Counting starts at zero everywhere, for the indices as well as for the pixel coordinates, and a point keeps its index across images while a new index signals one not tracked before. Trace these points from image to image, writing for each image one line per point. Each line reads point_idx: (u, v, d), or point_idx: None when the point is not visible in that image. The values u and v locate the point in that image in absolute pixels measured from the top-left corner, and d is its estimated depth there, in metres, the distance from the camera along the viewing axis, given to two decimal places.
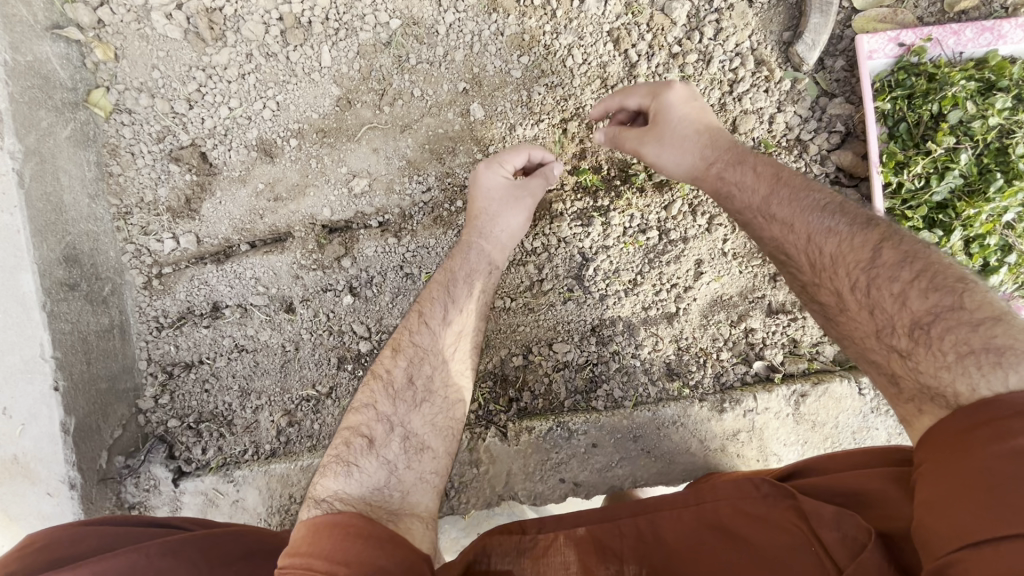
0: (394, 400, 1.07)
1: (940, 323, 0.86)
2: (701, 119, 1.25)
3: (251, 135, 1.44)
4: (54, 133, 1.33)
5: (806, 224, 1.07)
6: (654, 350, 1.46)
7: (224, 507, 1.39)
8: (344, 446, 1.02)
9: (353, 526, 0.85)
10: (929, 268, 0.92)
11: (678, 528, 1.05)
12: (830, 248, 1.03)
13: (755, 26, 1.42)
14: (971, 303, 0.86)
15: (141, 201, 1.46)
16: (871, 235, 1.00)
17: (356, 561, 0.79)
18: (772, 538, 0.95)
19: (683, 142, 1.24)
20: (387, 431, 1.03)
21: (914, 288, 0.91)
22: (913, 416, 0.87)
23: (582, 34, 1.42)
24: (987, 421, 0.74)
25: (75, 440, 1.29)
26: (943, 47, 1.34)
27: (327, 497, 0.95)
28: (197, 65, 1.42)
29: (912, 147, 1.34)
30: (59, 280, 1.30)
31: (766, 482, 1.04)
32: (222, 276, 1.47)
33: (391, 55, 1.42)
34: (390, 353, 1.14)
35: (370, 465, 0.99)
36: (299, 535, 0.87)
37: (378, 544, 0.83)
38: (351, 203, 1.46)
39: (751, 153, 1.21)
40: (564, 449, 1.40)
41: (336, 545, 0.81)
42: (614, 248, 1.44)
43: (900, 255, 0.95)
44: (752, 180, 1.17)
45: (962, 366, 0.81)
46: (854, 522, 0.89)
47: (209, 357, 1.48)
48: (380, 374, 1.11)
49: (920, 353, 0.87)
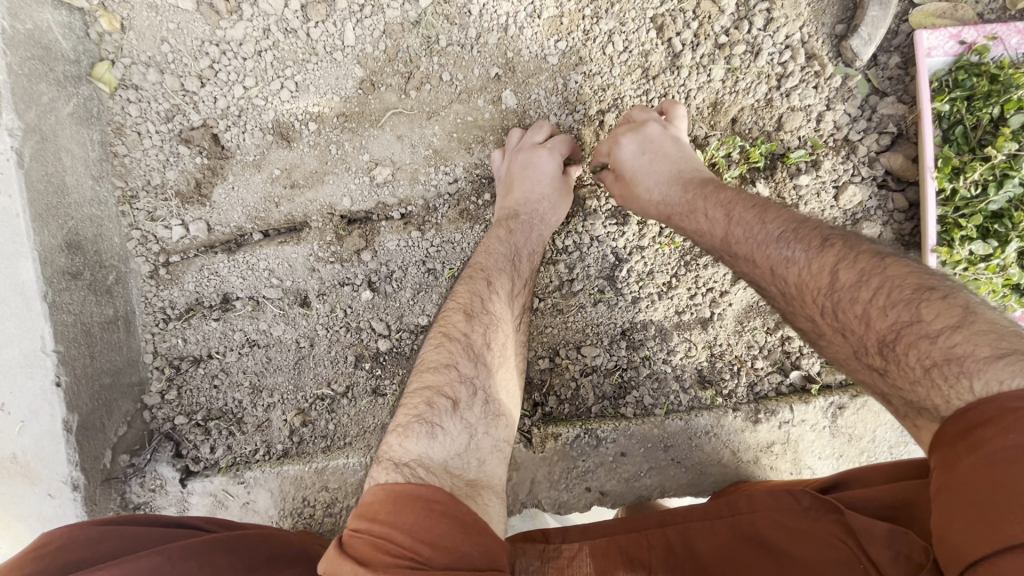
0: (475, 364, 1.04)
1: (903, 341, 0.81)
2: (656, 162, 1.22)
3: (267, 117, 1.35)
4: (56, 109, 1.24)
5: (765, 258, 1.03)
6: (686, 356, 1.40)
7: (235, 509, 1.33)
8: (426, 406, 0.95)
9: (438, 502, 0.78)
10: (887, 281, 0.86)
11: (711, 538, 0.96)
12: (792, 279, 0.98)
13: (807, 17, 1.34)
14: (928, 313, 0.80)
15: (148, 184, 1.37)
16: (829, 255, 0.94)
17: (440, 544, 0.73)
18: (817, 551, 0.86)
19: (645, 192, 1.24)
20: (470, 394, 1.00)
21: (875, 305, 0.85)
22: (914, 434, 0.80)
23: (624, 19, 1.33)
24: (967, 429, 0.69)
25: (79, 440, 1.22)
26: (1007, 47, 1.26)
27: (408, 461, 0.87)
28: (210, 40, 1.32)
29: (968, 151, 1.28)
30: (61, 269, 1.22)
31: (807, 494, 0.96)
32: (234, 267, 1.39)
33: (420, 35, 1.33)
34: (464, 317, 1.10)
35: (454, 428, 0.94)
36: (375, 499, 0.80)
37: (462, 528, 0.76)
38: (373, 193, 1.38)
39: (705, 188, 1.18)
40: (591, 458, 1.34)
41: (420, 521, 0.75)
42: (649, 249, 1.38)
43: (856, 274, 0.90)
44: (708, 224, 1.14)
45: (931, 378, 0.76)
46: (908, 540, 0.81)
47: (219, 351, 1.40)
48: (457, 336, 1.07)
49: (894, 371, 0.82)
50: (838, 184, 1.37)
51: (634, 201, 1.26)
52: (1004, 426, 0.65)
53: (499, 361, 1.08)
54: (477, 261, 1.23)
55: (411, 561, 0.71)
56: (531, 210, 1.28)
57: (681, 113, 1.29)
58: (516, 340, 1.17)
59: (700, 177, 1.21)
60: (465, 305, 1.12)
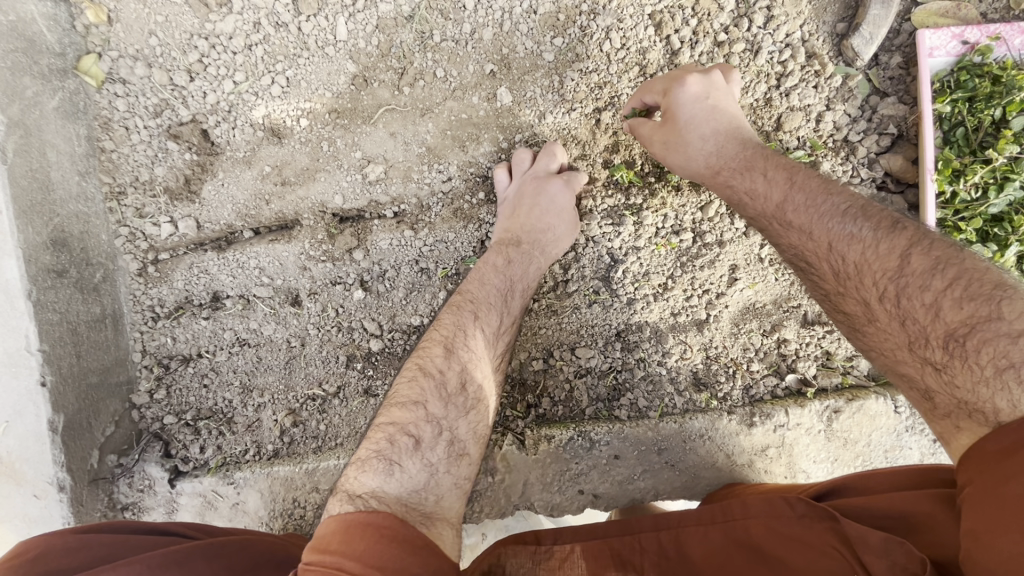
0: (445, 404, 1.01)
1: (976, 335, 0.79)
2: (715, 116, 1.19)
3: (258, 113, 1.33)
4: (41, 103, 1.21)
5: (826, 229, 1.01)
6: (681, 358, 1.39)
7: (224, 510, 1.31)
8: (387, 443, 0.94)
9: (388, 528, 0.78)
10: (965, 274, 0.85)
11: (705, 544, 0.94)
12: (853, 255, 0.97)
13: (808, 15, 1.32)
14: (1009, 311, 0.78)
15: (136, 180, 1.34)
16: (899, 237, 0.93)
17: (393, 568, 0.72)
18: (810, 559, 0.84)
19: (697, 144, 1.20)
20: (435, 434, 0.97)
21: (948, 297, 0.84)
22: (951, 434, 0.80)
23: (622, 16, 1.31)
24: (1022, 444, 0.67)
25: (65, 440, 1.20)
26: (1009, 47, 1.24)
27: (362, 494, 0.86)
28: (199, 33, 1.30)
29: (968, 153, 1.26)
30: (46, 267, 1.20)
31: (800, 501, 0.94)
32: (224, 265, 1.37)
33: (414, 30, 1.30)
34: (442, 353, 1.08)
35: (413, 467, 0.92)
36: (326, 530, 0.79)
37: (413, 553, 0.76)
38: (365, 191, 1.35)
39: (763, 155, 1.16)
40: (584, 460, 1.33)
41: (370, 548, 0.74)
42: (645, 250, 1.36)
43: (931, 262, 0.88)
44: (765, 187, 1.12)
45: (1001, 381, 0.75)
46: (905, 551, 0.80)
47: (209, 350, 1.39)
48: (430, 372, 1.04)
49: (956, 367, 0.81)
50: None
51: (679, 151, 1.22)
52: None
53: (471, 403, 1.04)
54: (465, 288, 1.22)
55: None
56: (533, 239, 1.28)
57: (738, 78, 1.27)
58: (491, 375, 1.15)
59: (757, 142, 1.19)
60: (445, 339, 1.10)
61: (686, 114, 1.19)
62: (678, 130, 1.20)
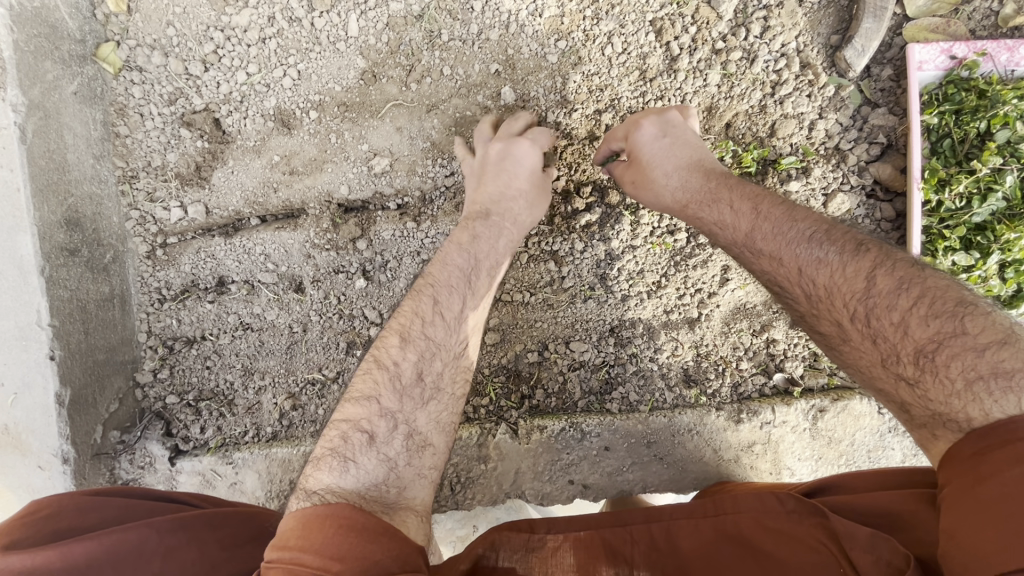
0: (400, 397, 1.01)
1: (944, 351, 0.83)
2: (676, 152, 1.24)
3: (269, 104, 1.37)
4: (60, 87, 1.26)
5: (794, 257, 1.04)
6: (673, 355, 1.43)
7: (222, 488, 1.35)
8: (340, 440, 0.95)
9: (345, 517, 0.80)
10: (928, 292, 0.88)
11: (696, 537, 0.97)
12: (822, 281, 0.99)
13: (804, 26, 1.36)
14: (972, 328, 0.83)
15: (148, 165, 1.38)
16: (864, 259, 0.97)
17: (350, 556, 0.74)
18: (800, 554, 0.87)
19: (665, 182, 1.24)
20: (389, 428, 0.97)
21: (914, 315, 0.88)
22: (928, 442, 0.83)
23: (624, 22, 1.35)
24: (1000, 443, 0.72)
25: (70, 414, 1.23)
26: (996, 63, 1.29)
27: (317, 490, 0.89)
28: (215, 26, 1.34)
29: (954, 164, 1.31)
30: (59, 245, 1.24)
31: (791, 496, 0.96)
32: (230, 250, 1.40)
33: (423, 29, 1.35)
34: (397, 342, 1.07)
35: (368, 463, 0.93)
36: (288, 526, 0.81)
37: (373, 538, 0.77)
38: (370, 182, 1.39)
39: (728, 185, 1.18)
40: (575, 451, 1.37)
41: (329, 539, 0.76)
42: (641, 249, 1.40)
43: (895, 282, 0.92)
44: (732, 217, 1.15)
45: (973, 392, 0.78)
46: (889, 546, 0.83)
47: (212, 334, 1.42)
48: (386, 364, 1.04)
49: (927, 381, 0.84)
50: (827, 192, 1.39)
51: (646, 188, 1.26)
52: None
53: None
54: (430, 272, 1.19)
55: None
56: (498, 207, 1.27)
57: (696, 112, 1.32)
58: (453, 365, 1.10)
59: (721, 172, 1.22)
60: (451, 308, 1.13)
61: (649, 153, 1.24)
62: (644, 168, 1.25)
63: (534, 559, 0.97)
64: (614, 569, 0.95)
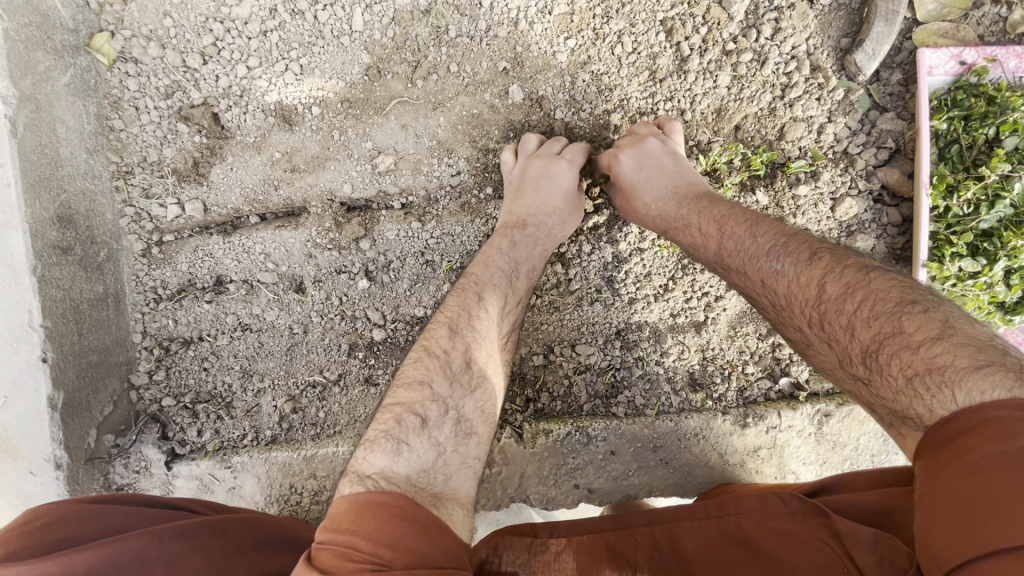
0: (451, 382, 1.02)
1: (885, 350, 0.83)
2: (654, 174, 1.25)
3: (270, 99, 1.33)
4: (52, 78, 1.22)
5: (757, 271, 1.07)
6: (679, 359, 1.42)
7: (220, 493, 1.32)
8: (394, 423, 0.95)
9: (398, 507, 0.78)
10: (872, 294, 0.88)
11: (699, 539, 0.94)
12: (782, 291, 1.02)
13: (814, 29, 1.35)
14: (909, 326, 0.82)
15: (143, 160, 1.34)
16: (817, 268, 0.97)
17: (404, 547, 0.73)
18: (804, 553, 0.85)
19: (643, 206, 1.27)
20: (441, 413, 0.98)
21: (858, 318, 0.88)
22: (901, 443, 0.81)
23: (634, 21, 1.33)
24: (950, 437, 0.70)
25: (63, 417, 1.20)
26: (1005, 69, 1.29)
27: (372, 475, 0.87)
28: (215, 17, 1.30)
29: (962, 170, 1.31)
30: (51, 243, 1.20)
31: (793, 497, 0.94)
32: (229, 249, 1.37)
33: (429, 24, 1.32)
34: (446, 333, 1.09)
35: (421, 446, 0.93)
36: (339, 510, 0.80)
37: (424, 530, 0.76)
38: (374, 181, 1.36)
39: (700, 206, 1.20)
40: (581, 455, 1.36)
41: (381, 526, 0.75)
42: (648, 252, 1.39)
43: (842, 288, 0.92)
44: (702, 238, 1.18)
45: (913, 388, 0.78)
46: (893, 546, 0.80)
47: (210, 334, 1.38)
48: (436, 352, 1.05)
49: (877, 379, 0.84)
50: (835, 197, 1.39)
51: (630, 210, 1.30)
52: (988, 436, 0.66)
53: (476, 380, 1.05)
54: (471, 270, 1.22)
55: (373, 565, 0.71)
56: (537, 220, 1.29)
57: (677, 131, 1.31)
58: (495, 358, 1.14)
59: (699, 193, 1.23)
60: (450, 320, 1.11)
61: (629, 177, 1.26)
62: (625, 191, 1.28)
63: (536, 562, 0.94)
64: (617, 570, 0.91)
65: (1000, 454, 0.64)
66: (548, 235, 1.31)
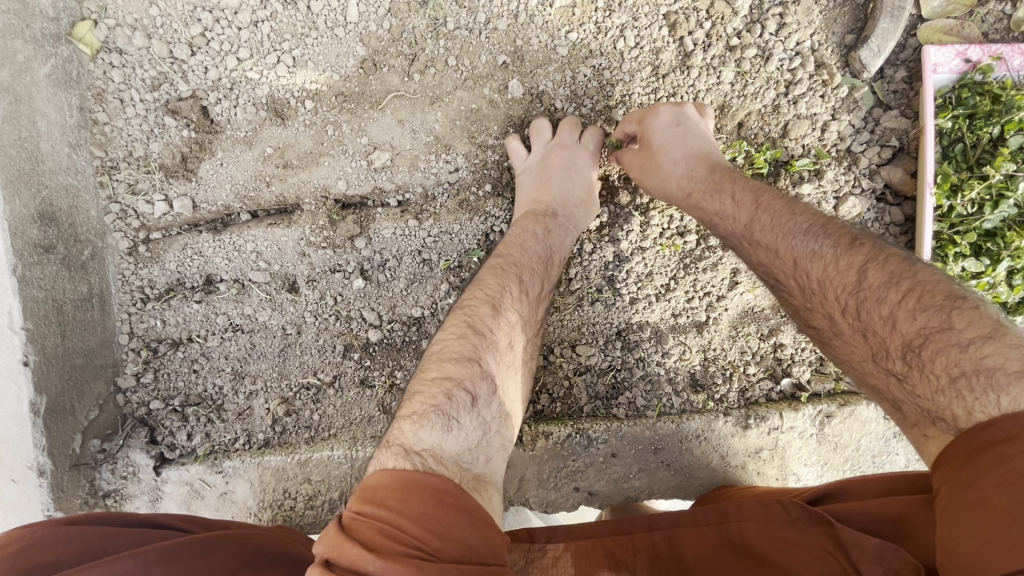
0: (495, 360, 1.01)
1: (929, 346, 0.81)
2: (687, 145, 1.20)
3: (261, 92, 1.29)
4: (32, 69, 1.17)
5: (791, 248, 1.02)
6: (681, 359, 1.40)
7: (211, 499, 1.28)
8: (444, 397, 0.90)
9: (447, 492, 0.75)
10: (920, 285, 0.85)
11: (700, 546, 0.91)
12: (817, 273, 0.98)
13: (819, 24, 1.32)
14: (959, 321, 0.79)
15: (129, 155, 1.29)
16: (858, 253, 0.94)
17: (451, 537, 0.70)
18: (807, 563, 0.83)
19: (669, 165, 1.20)
20: (489, 391, 0.96)
21: (902, 309, 0.85)
22: (922, 445, 0.81)
23: (636, 14, 1.30)
24: (989, 444, 0.69)
25: (47, 423, 1.16)
26: (1010, 67, 1.27)
27: (420, 451, 0.83)
28: (203, 6, 1.25)
29: (966, 169, 1.29)
30: (33, 241, 1.16)
31: (795, 503, 0.92)
32: (219, 248, 1.32)
33: (427, 16, 1.28)
34: (491, 311, 1.06)
35: (470, 423, 0.90)
36: (381, 483, 0.77)
37: (471, 521, 0.73)
38: (369, 177, 1.32)
39: (732, 178, 1.15)
40: (582, 458, 1.33)
41: (427, 511, 0.72)
42: (650, 251, 1.36)
43: (886, 275, 0.89)
44: (733, 209, 1.12)
45: (955, 390, 0.76)
46: (900, 556, 0.77)
47: (200, 335, 1.34)
48: (482, 331, 1.03)
49: (915, 377, 0.82)
50: (839, 195, 1.37)
51: (654, 176, 1.23)
52: None
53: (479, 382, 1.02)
54: (508, 252, 1.19)
55: (420, 552, 0.68)
56: (564, 209, 1.27)
57: (710, 115, 1.27)
58: (528, 341, 1.14)
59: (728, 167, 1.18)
60: (491, 298, 1.09)
61: (660, 143, 1.20)
62: (653, 157, 1.21)
63: (535, 570, 0.90)
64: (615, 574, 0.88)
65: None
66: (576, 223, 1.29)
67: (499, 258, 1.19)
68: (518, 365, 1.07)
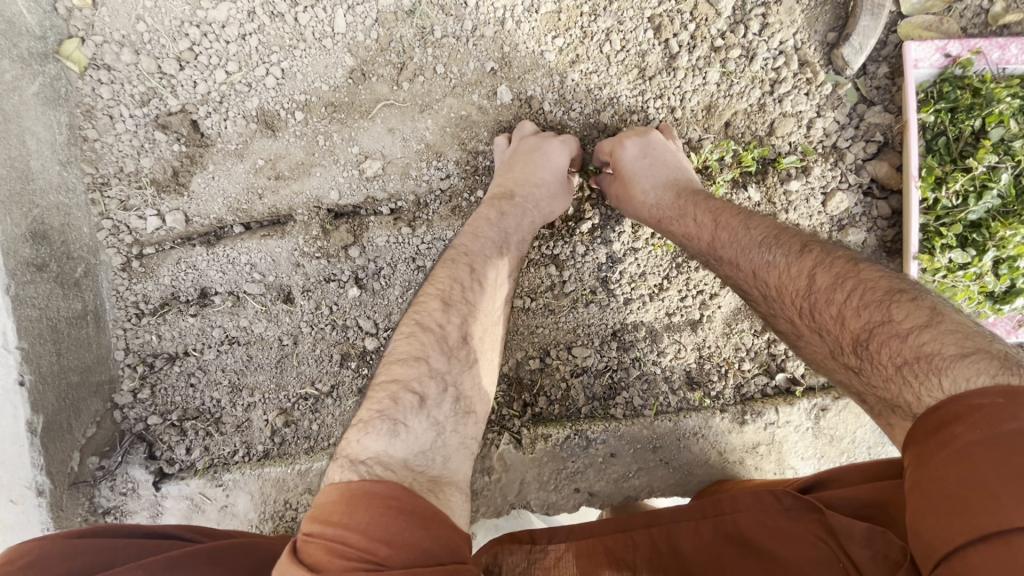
0: (448, 359, 0.99)
1: (875, 339, 0.83)
2: (654, 169, 1.24)
3: (251, 105, 1.29)
4: (20, 88, 1.17)
5: (749, 262, 1.06)
6: (676, 358, 1.41)
7: (212, 513, 1.28)
8: (389, 402, 0.90)
9: (392, 498, 0.74)
10: (862, 284, 0.89)
11: (696, 540, 0.92)
12: (773, 281, 1.01)
13: (801, 23, 1.34)
14: (897, 314, 0.82)
15: (120, 171, 1.29)
16: (808, 259, 0.98)
17: (401, 542, 0.68)
18: (801, 552, 0.83)
19: (641, 194, 1.25)
20: (440, 391, 0.95)
21: (848, 307, 0.88)
22: (890, 432, 0.80)
23: (622, 18, 1.31)
24: (941, 424, 0.69)
25: (44, 442, 1.16)
26: (989, 61, 1.29)
27: (366, 461, 0.82)
28: (190, 20, 1.25)
29: (949, 162, 1.31)
30: (25, 260, 1.16)
31: (787, 494, 0.92)
32: (213, 261, 1.32)
33: (414, 25, 1.28)
34: (440, 306, 1.05)
35: (419, 425, 0.89)
36: (329, 500, 0.75)
37: (422, 523, 0.72)
38: (362, 187, 1.33)
39: (697, 199, 1.20)
40: (581, 458, 1.34)
41: (376, 521, 0.70)
42: (642, 252, 1.37)
43: (833, 276, 0.92)
44: (698, 229, 1.17)
45: (902, 377, 0.77)
46: (886, 538, 0.77)
47: (196, 348, 1.34)
48: (431, 329, 1.01)
49: (868, 369, 0.84)
50: (826, 191, 1.39)
51: (627, 200, 1.28)
52: (974, 423, 0.65)
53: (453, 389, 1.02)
54: (461, 242, 1.18)
55: (370, 563, 0.66)
56: (525, 192, 1.26)
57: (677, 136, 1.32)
58: (492, 337, 1.12)
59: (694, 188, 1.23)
60: (442, 293, 1.07)
61: (630, 170, 1.24)
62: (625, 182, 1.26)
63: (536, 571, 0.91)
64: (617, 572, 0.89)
65: (990, 439, 0.63)
66: (535, 207, 1.27)
67: (453, 246, 1.18)
68: (477, 360, 1.04)
